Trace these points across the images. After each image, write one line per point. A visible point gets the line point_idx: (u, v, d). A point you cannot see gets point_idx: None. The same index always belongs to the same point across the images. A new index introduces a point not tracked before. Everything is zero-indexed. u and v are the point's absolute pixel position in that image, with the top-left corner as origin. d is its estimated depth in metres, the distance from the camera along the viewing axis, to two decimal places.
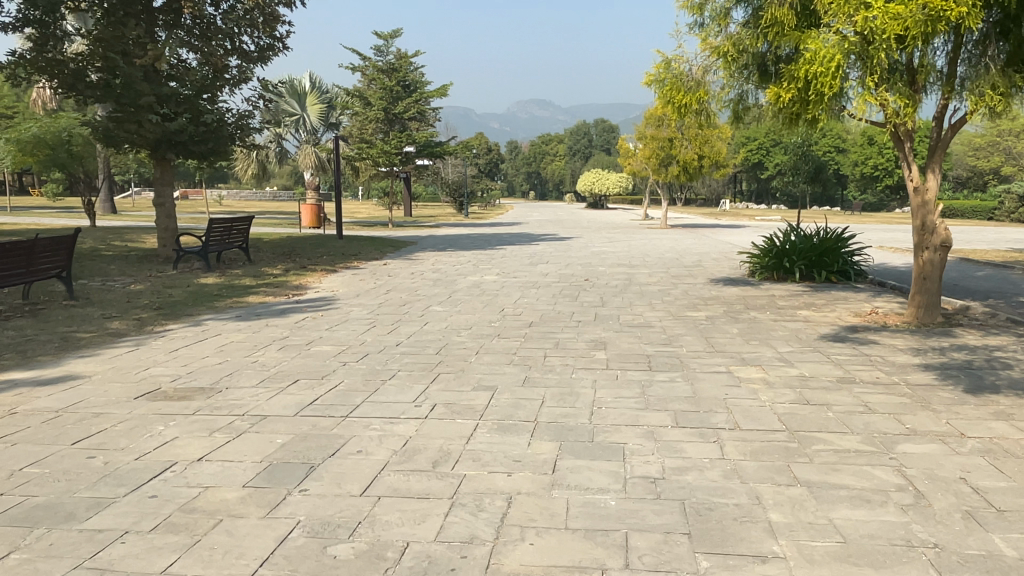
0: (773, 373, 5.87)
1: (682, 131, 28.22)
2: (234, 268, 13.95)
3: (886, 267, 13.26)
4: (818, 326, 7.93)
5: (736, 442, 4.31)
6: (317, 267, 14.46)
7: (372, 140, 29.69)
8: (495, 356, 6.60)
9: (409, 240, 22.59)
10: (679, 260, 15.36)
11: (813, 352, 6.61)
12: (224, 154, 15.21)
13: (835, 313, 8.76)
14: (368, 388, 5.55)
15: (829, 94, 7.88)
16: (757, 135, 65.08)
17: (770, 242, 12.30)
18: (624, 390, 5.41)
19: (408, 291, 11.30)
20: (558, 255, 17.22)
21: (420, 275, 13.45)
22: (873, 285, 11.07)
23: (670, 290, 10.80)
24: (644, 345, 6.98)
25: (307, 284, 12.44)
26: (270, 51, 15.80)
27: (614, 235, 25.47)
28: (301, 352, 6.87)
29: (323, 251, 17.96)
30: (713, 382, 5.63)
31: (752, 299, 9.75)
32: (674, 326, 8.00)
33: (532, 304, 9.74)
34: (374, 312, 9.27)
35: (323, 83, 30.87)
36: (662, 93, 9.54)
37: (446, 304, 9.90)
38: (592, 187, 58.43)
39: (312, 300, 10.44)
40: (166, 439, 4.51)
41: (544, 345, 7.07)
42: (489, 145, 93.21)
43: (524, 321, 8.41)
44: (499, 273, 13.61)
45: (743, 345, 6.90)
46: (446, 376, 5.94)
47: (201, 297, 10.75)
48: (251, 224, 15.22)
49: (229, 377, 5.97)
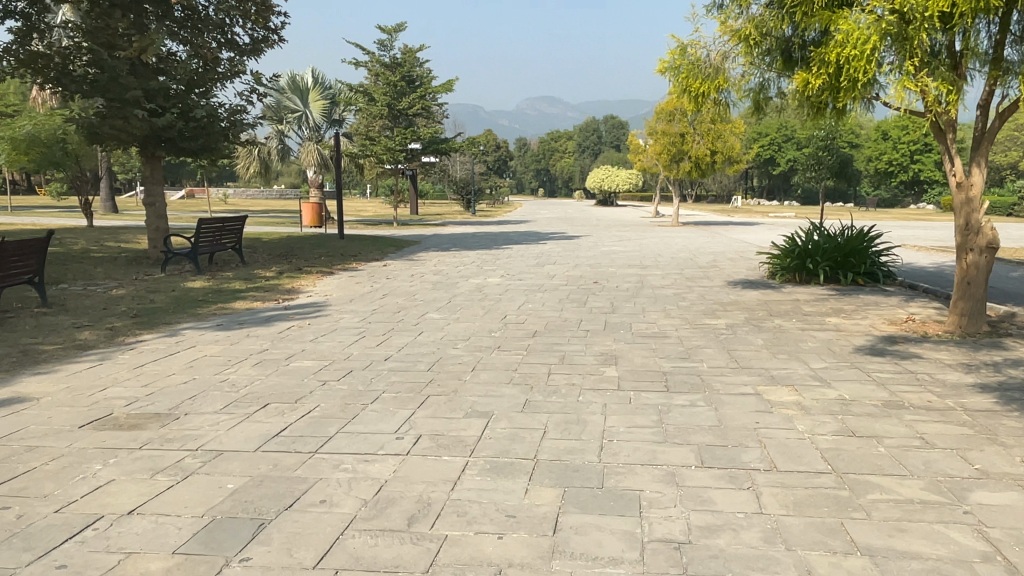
0: (809, 396, 5.13)
1: (694, 126, 27.39)
2: (225, 270, 13.30)
3: (914, 267, 12.47)
4: (851, 336, 7.17)
5: (776, 489, 3.59)
6: (313, 269, 13.80)
7: (378, 137, 29.05)
8: (492, 374, 5.89)
9: (412, 240, 21.89)
10: (692, 260, 14.60)
11: (851, 368, 5.87)
12: (216, 151, 14.56)
13: (869, 321, 7.99)
14: (344, 415, 4.85)
15: (863, 80, 7.12)
16: (769, 130, 64.51)
17: (792, 242, 11.53)
18: (638, 417, 4.69)
19: (405, 295, 10.62)
20: (564, 255, 16.50)
21: (420, 277, 12.76)
22: (903, 288, 10.31)
23: (685, 294, 10.05)
24: (659, 360, 6.26)
25: (300, 287, 11.78)
26: (264, 44, 15.15)
27: (624, 233, 24.72)
28: (278, 369, 6.19)
29: (321, 251, 17.30)
30: (740, 408, 4.89)
31: (775, 305, 9.01)
32: (691, 336, 7.26)
33: (536, 310, 9.02)
34: (365, 319, 8.59)
35: (326, 79, 29.89)
36: (676, 81, 8.75)
37: (443, 310, 9.21)
38: (602, 184, 57.55)
39: (302, 306, 9.76)
40: (99, 483, 3.83)
41: (548, 360, 6.35)
42: (498, 142, 92.38)
43: (527, 330, 7.70)
44: (503, 275, 12.90)
45: (770, 360, 6.17)
46: (435, 397, 5.25)
47: (185, 303, 10.09)
48: (244, 224, 14.56)
49: (191, 401, 5.28)
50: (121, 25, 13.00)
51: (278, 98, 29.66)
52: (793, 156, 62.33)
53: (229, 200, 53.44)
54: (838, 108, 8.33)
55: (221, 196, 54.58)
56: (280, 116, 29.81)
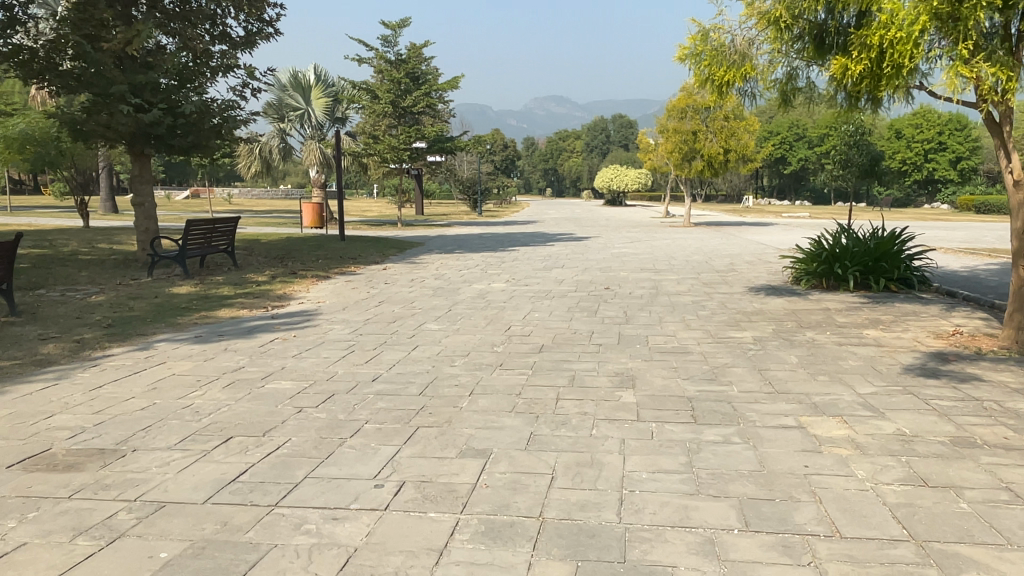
0: (863, 433, 4.36)
1: (706, 124, 26.57)
2: (215, 275, 12.62)
3: (948, 271, 11.65)
4: (895, 353, 6.40)
5: (844, 566, 2.84)
6: (308, 273, 13.12)
7: (383, 135, 28.46)
8: (493, 400, 5.15)
9: (416, 241, 21.20)
10: (708, 264, 13.83)
11: (904, 395, 5.10)
12: (207, 148, 13.88)
13: (912, 334, 7.21)
14: (317, 454, 4.13)
15: (909, 67, 6.38)
16: (780, 130, 63.70)
17: (818, 245, 10.77)
18: (663, 459, 3.95)
19: (402, 302, 9.92)
20: (573, 258, 15.77)
21: (420, 282, 12.05)
22: (940, 295, 9.53)
23: (704, 301, 9.31)
24: (682, 382, 5.52)
25: (292, 293, 11.09)
26: (259, 36, 14.44)
27: (635, 234, 23.93)
28: (252, 392, 5.48)
29: (319, 252, 16.66)
30: (783, 448, 4.14)
31: (805, 315, 8.24)
32: (716, 353, 6.50)
33: (544, 321, 8.28)
34: (356, 330, 7.87)
35: (328, 75, 29.01)
36: (698, 70, 8.00)
37: (442, 320, 8.48)
38: (610, 184, 56.60)
39: (291, 315, 9.05)
40: (5, 550, 3.12)
41: (556, 381, 5.61)
42: (505, 141, 91.65)
43: (533, 345, 6.97)
44: (509, 279, 12.18)
45: (810, 384, 5.40)
46: (425, 431, 4.52)
47: (166, 311, 9.40)
48: (237, 225, 13.86)
49: (144, 434, 4.57)
50: (106, 15, 12.31)
51: (279, 95, 28.78)
52: (804, 155, 61.51)
53: (233, 199, 53.04)
54: (876, 100, 7.59)
55: (225, 195, 54.04)
56: (282, 114, 29.18)
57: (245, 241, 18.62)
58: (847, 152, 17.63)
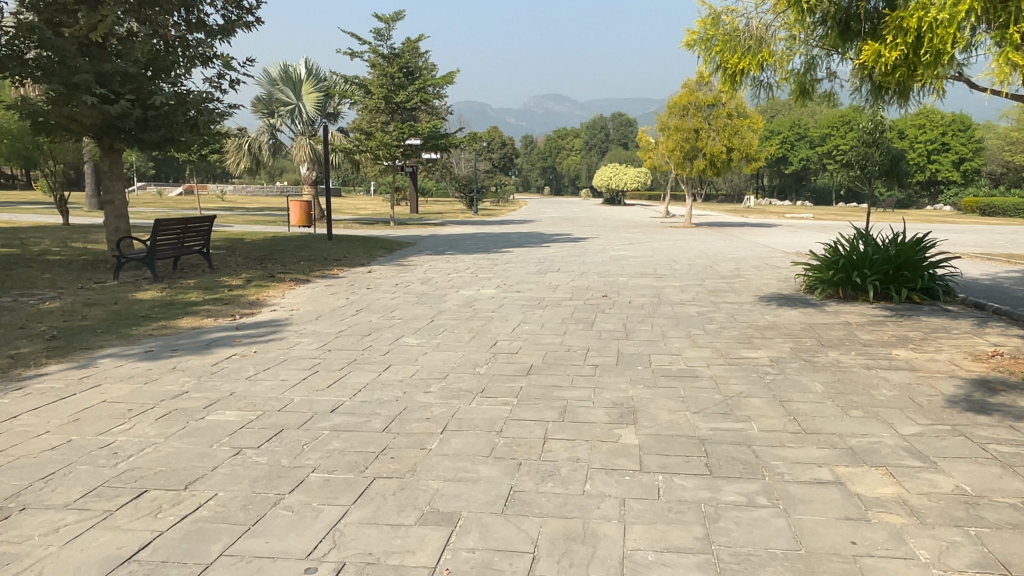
0: (916, 491, 3.56)
1: (709, 122, 25.75)
2: (186, 278, 11.82)
3: (972, 281, 10.85)
4: (932, 380, 5.59)
5: None
6: (287, 276, 12.32)
7: (375, 131, 27.70)
8: (471, 439, 4.35)
9: (407, 241, 20.41)
10: (712, 269, 13.04)
11: (956, 437, 4.28)
12: (181, 142, 13.10)
13: (946, 355, 6.41)
14: (243, 520, 3.33)
15: (951, 53, 5.58)
16: (781, 129, 62.92)
17: (833, 252, 9.99)
18: (674, 532, 3.16)
19: (382, 311, 9.12)
20: (569, 261, 14.97)
21: (405, 287, 11.26)
22: (967, 307, 8.74)
23: (711, 313, 8.52)
24: (690, 417, 4.73)
25: (265, 299, 10.29)
26: (238, 24, 13.61)
27: (634, 235, 23.18)
28: (187, 427, 4.68)
29: (303, 254, 15.85)
30: (820, 514, 3.34)
31: (824, 331, 7.45)
32: (729, 378, 5.70)
33: (535, 335, 7.48)
34: (325, 345, 7.07)
35: (320, 70, 28.04)
36: (709, 56, 7.20)
37: (422, 333, 7.68)
38: (610, 182, 55.78)
39: (258, 325, 8.27)
40: None
41: (545, 414, 4.81)
42: (503, 139, 90.85)
43: (520, 366, 6.17)
44: (500, 285, 11.39)
45: (842, 422, 4.59)
46: (383, 484, 3.72)
47: (122, 320, 8.61)
48: (212, 224, 13.06)
49: (42, 485, 3.78)
50: None
51: (269, 90, 27.88)
52: (806, 155, 60.72)
53: (226, 197, 52.24)
54: (906, 92, 6.78)
55: (217, 192, 53.19)
56: (272, 109, 28.33)
57: (227, 242, 17.79)
58: (859, 151, 16.81)
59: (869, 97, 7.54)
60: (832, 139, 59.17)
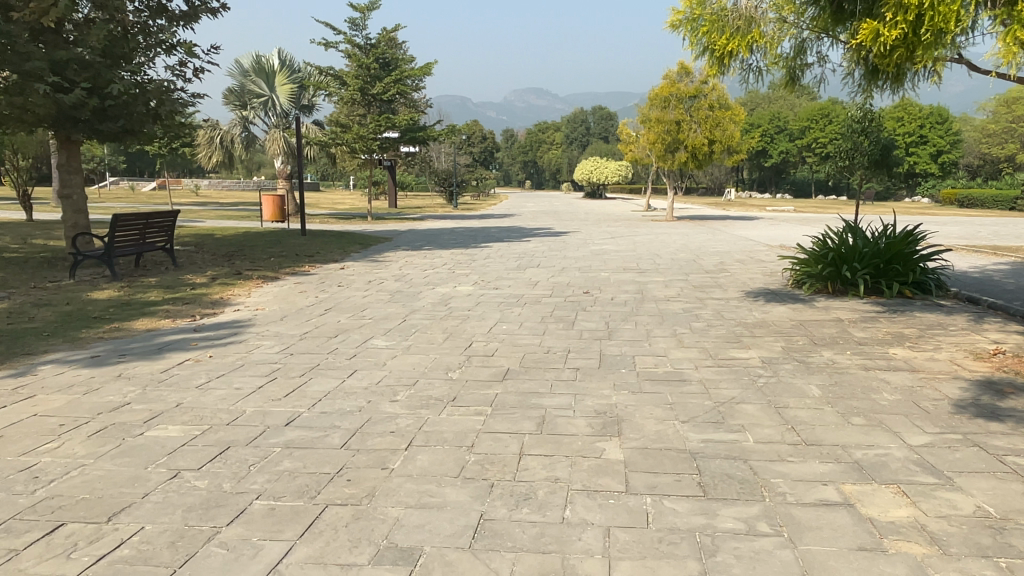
0: (934, 514, 3.18)
1: (690, 113, 25.43)
2: (148, 277, 11.25)
3: (962, 274, 10.58)
4: (935, 382, 5.23)
5: None
6: (254, 274, 11.80)
7: (351, 123, 27.09)
8: (439, 455, 3.91)
9: (384, 236, 19.90)
10: (696, 263, 12.70)
11: (970, 448, 3.91)
12: (141, 133, 12.51)
13: (946, 353, 6.07)
14: (169, 561, 2.88)
15: (954, 31, 5.20)
16: (761, 122, 62.99)
17: (822, 245, 9.66)
18: (667, 569, 2.75)
19: (352, 310, 8.66)
20: (549, 255, 14.56)
21: (379, 284, 10.79)
22: (959, 302, 8.45)
23: (697, 310, 8.14)
24: (679, 427, 4.32)
25: (230, 298, 9.77)
26: (203, 10, 13.03)
27: (616, 228, 22.86)
28: (121, 445, 4.19)
29: (274, 250, 15.29)
30: (830, 543, 2.95)
31: (816, 329, 7.10)
32: (719, 382, 5.31)
33: (512, 336, 7.06)
34: (287, 348, 6.60)
35: (294, 60, 27.21)
36: (695, 38, 6.82)
37: (392, 333, 7.22)
38: (591, 175, 55.45)
39: (218, 326, 7.77)
40: None
41: (521, 426, 4.39)
42: (484, 133, 90.33)
43: (496, 370, 5.74)
44: (478, 281, 10.95)
45: (844, 431, 4.21)
46: (336, 512, 3.27)
47: (73, 322, 8.06)
48: (176, 218, 12.49)
49: None
50: None
51: (241, 81, 26.93)
52: (785, 148, 60.79)
53: (201, 192, 51.16)
54: (903, 75, 6.42)
55: (191, 188, 52.13)
56: (245, 101, 27.47)
57: (195, 238, 17.17)
58: (844, 142, 16.51)
59: (861, 83, 7.19)
60: (811, 132, 59.28)
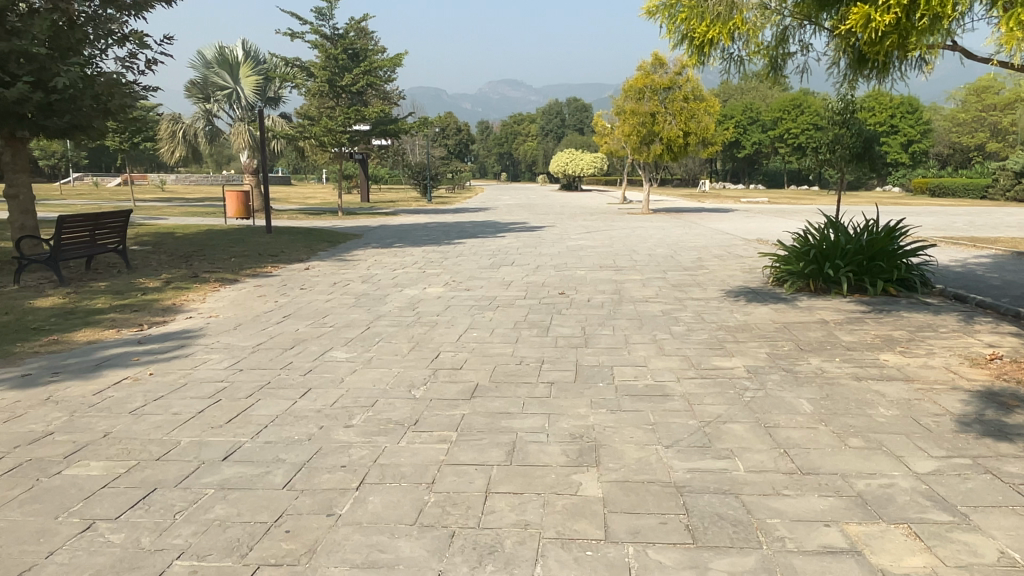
0: (953, 563, 2.80)
1: (665, 105, 25.12)
2: (98, 281, 10.63)
3: (946, 269, 10.32)
4: (934, 394, 4.88)
5: None
6: (213, 277, 11.21)
7: (319, 116, 26.36)
8: (394, 496, 3.46)
9: (354, 233, 19.31)
10: (673, 259, 12.33)
11: (982, 476, 3.55)
12: (90, 128, 11.82)
13: (940, 359, 5.73)
14: None
15: (952, 14, 4.82)
16: (734, 113, 62.93)
17: (803, 241, 9.29)
18: None
19: (313, 316, 8.14)
20: (523, 252, 14.12)
21: (344, 287, 10.28)
22: (946, 300, 8.17)
23: (677, 312, 7.75)
24: (662, 454, 3.90)
25: (183, 304, 9.21)
26: None
27: (592, 222, 22.50)
28: (33, 488, 3.69)
29: (237, 249, 14.66)
30: None
31: (802, 332, 6.73)
32: (704, 396, 4.91)
33: (481, 344, 6.61)
34: (237, 363, 6.09)
35: (259, 52, 26.38)
36: (673, 25, 6.40)
37: (353, 344, 6.73)
38: (566, 167, 55.07)
39: (166, 338, 7.23)
40: None
41: (488, 456, 3.94)
42: (458, 126, 89.48)
43: (463, 386, 5.30)
44: (448, 282, 10.47)
45: (842, 456, 3.83)
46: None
47: (8, 334, 7.47)
48: (128, 218, 11.85)
49: None
50: None
51: (204, 73, 26.03)
52: (758, 139, 60.84)
53: (167, 187, 49.85)
54: (895, 60, 6.03)
55: (157, 183, 50.87)
56: (208, 94, 26.59)
57: (154, 237, 16.48)
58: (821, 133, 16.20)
59: (847, 72, 6.81)
60: (784, 122, 59.37)
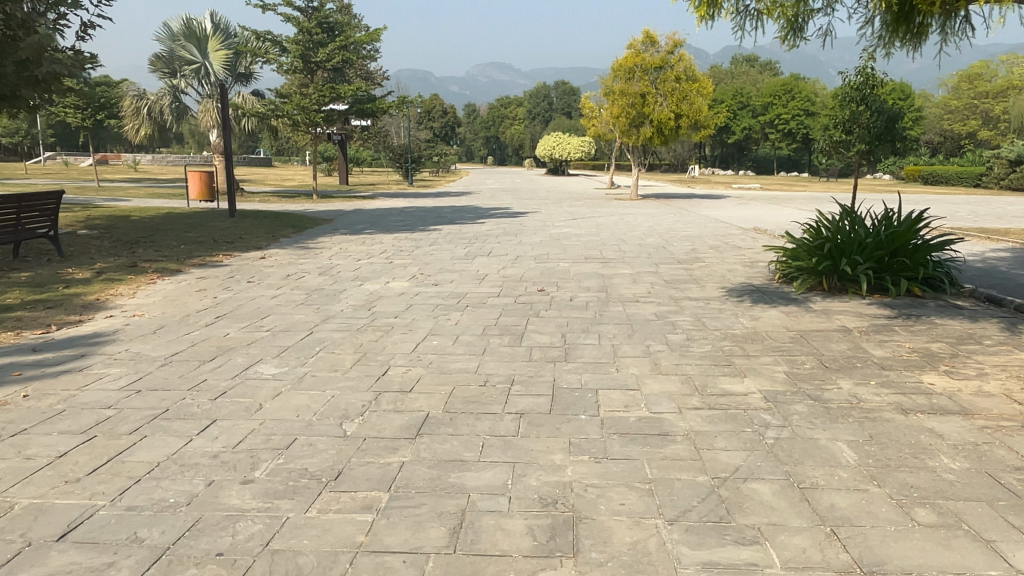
0: None
1: (656, 85, 23.98)
2: (21, 271, 9.38)
3: (969, 266, 9.25)
4: (1005, 435, 3.83)
5: None
6: (152, 267, 9.99)
7: (291, 94, 24.94)
8: None
9: (324, 217, 18.09)
10: (665, 251, 11.26)
11: None
12: (14, 96, 10.51)
13: (996, 384, 4.67)
14: None
15: None
16: (723, 97, 61.53)
17: (815, 233, 8.23)
18: None
19: (252, 317, 6.98)
20: (503, 241, 12.97)
21: (298, 279, 9.14)
22: (977, 304, 7.14)
23: (673, 316, 6.67)
24: (664, 536, 2.82)
25: (108, 300, 8.03)
26: None
27: (577, 208, 21.36)
28: None
29: (190, 235, 13.42)
30: None
31: (823, 344, 5.67)
32: (714, 437, 3.83)
33: (440, 356, 5.50)
34: (138, 381, 4.94)
35: (229, 24, 24.88)
36: None
37: (287, 355, 5.60)
38: (553, 151, 53.77)
39: (67, 343, 6.05)
40: None
41: (426, 536, 2.85)
42: (445, 108, 87.69)
43: (409, 419, 4.18)
44: (415, 275, 9.33)
45: (912, 541, 2.77)
46: None
47: None
48: (61, 199, 10.60)
49: None
50: None
51: (170, 46, 24.53)
52: (748, 124, 59.70)
53: (139, 168, 48.02)
54: (947, 9, 4.95)
55: (130, 162, 49.14)
56: (174, 68, 25.19)
57: (105, 219, 15.18)
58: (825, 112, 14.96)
59: (882, 33, 5.71)
60: (774, 108, 58.31)
